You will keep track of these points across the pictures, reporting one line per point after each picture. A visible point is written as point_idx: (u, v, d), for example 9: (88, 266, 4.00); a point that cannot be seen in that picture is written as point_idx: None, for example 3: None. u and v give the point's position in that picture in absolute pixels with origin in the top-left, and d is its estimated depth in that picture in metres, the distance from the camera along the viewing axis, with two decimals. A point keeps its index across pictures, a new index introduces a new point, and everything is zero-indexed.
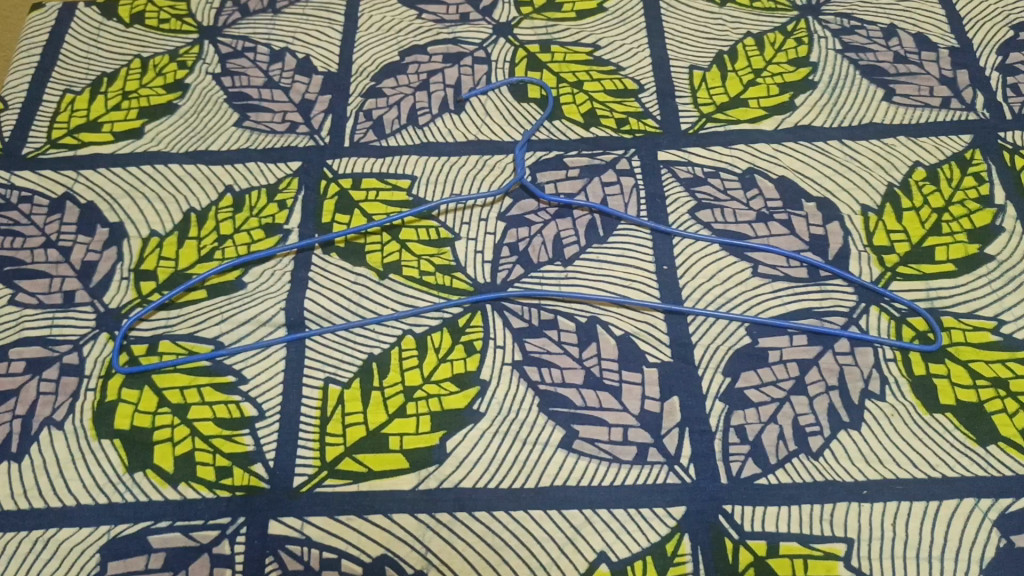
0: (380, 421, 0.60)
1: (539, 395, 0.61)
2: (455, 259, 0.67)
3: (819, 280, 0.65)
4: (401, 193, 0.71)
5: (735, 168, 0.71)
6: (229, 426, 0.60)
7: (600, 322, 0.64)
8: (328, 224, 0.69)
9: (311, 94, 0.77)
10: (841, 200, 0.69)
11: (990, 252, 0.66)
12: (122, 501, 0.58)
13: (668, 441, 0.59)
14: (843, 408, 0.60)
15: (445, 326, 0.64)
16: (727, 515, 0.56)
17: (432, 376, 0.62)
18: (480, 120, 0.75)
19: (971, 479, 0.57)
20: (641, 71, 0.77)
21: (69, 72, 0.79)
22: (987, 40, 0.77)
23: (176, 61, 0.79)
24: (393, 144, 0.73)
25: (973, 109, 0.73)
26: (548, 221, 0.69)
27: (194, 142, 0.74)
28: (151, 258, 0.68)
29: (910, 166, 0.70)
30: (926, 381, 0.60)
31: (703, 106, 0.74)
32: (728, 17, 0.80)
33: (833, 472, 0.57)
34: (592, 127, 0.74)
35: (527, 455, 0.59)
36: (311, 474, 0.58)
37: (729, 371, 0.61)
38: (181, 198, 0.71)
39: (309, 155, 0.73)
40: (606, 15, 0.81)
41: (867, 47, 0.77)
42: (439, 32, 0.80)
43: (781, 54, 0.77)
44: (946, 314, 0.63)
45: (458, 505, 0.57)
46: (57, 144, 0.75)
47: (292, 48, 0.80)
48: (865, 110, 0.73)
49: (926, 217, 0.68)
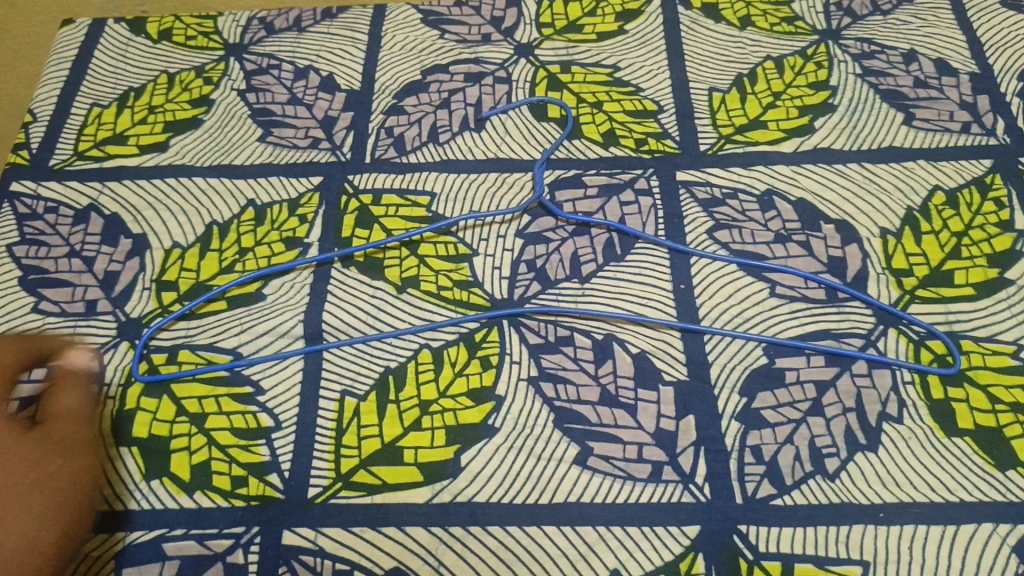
0: (396, 434, 0.60)
1: (554, 411, 0.61)
2: (472, 274, 0.68)
3: (837, 301, 0.65)
4: (420, 209, 0.71)
5: (754, 189, 0.71)
6: (245, 436, 0.61)
7: (616, 339, 0.64)
8: (348, 238, 0.70)
9: (334, 111, 0.78)
10: (859, 223, 0.69)
11: (1010, 277, 0.65)
12: (137, 509, 0.58)
13: (683, 460, 0.59)
14: (860, 430, 0.59)
15: (462, 340, 0.64)
16: (742, 535, 0.56)
17: (447, 391, 0.62)
18: (500, 138, 0.75)
19: (989, 504, 0.56)
20: (659, 93, 0.77)
21: (97, 87, 0.81)
22: (1008, 66, 0.77)
23: (202, 77, 0.81)
24: (414, 160, 0.74)
25: (993, 135, 0.73)
26: (566, 239, 0.69)
27: (218, 156, 0.75)
28: (172, 269, 0.69)
29: (929, 190, 0.70)
30: (944, 405, 0.60)
31: (722, 128, 0.75)
32: (748, 41, 0.81)
33: (850, 493, 0.57)
34: (611, 146, 0.74)
35: (541, 470, 0.59)
36: (326, 486, 0.58)
37: (745, 392, 0.61)
38: (204, 211, 0.72)
39: (331, 170, 0.74)
40: (626, 37, 0.82)
41: (887, 72, 0.77)
42: (461, 52, 0.82)
43: (801, 78, 0.78)
44: (964, 337, 0.63)
45: (471, 519, 0.57)
46: (83, 156, 0.76)
47: (316, 65, 0.81)
48: (885, 134, 0.73)
49: (945, 240, 0.67)
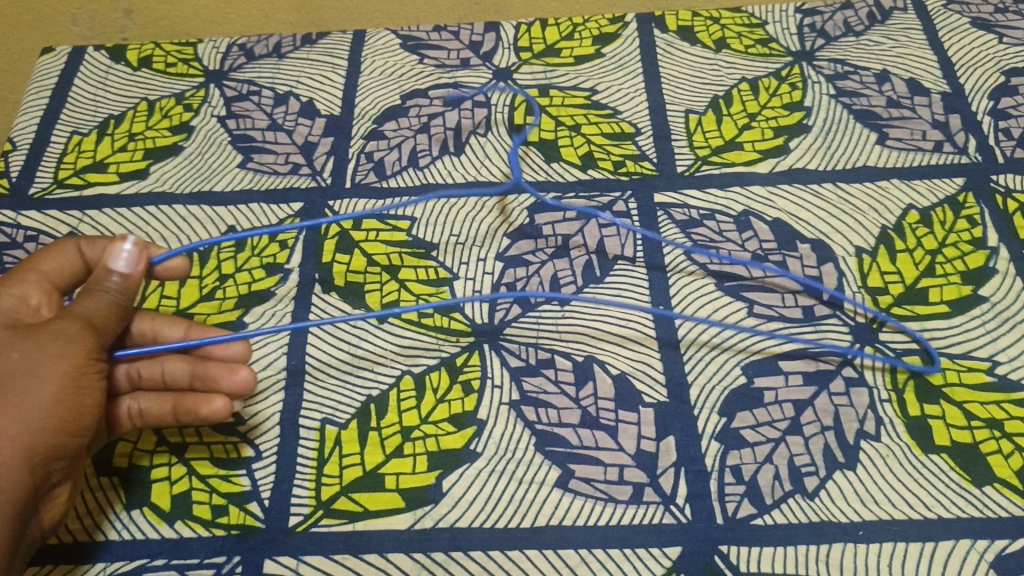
0: (377, 461, 0.60)
1: (536, 434, 0.61)
2: (453, 299, 0.68)
3: (813, 320, 0.65)
4: (400, 234, 0.72)
5: (730, 210, 0.72)
6: (226, 466, 0.61)
7: (596, 361, 0.64)
8: (328, 264, 0.70)
9: (314, 136, 0.78)
10: (835, 242, 0.69)
11: (984, 294, 0.66)
12: (90, 540, 0.58)
13: (663, 481, 0.59)
14: (838, 448, 0.60)
15: (443, 365, 0.64)
16: (723, 556, 0.56)
17: (429, 417, 0.62)
18: (479, 162, 0.76)
19: (967, 521, 0.57)
20: (637, 115, 0.78)
21: (77, 114, 0.81)
22: (978, 85, 0.79)
23: (181, 104, 0.81)
24: (394, 185, 0.75)
25: (965, 153, 0.74)
26: (546, 261, 0.70)
27: (198, 183, 0.75)
28: (153, 297, 0.69)
29: (904, 209, 0.71)
30: (921, 423, 0.61)
31: (699, 149, 0.76)
32: (723, 63, 0.82)
33: (829, 512, 0.57)
34: (589, 169, 0.75)
35: (523, 494, 0.59)
36: (307, 514, 0.58)
37: (724, 412, 0.62)
38: (184, 238, 0.72)
39: (311, 196, 0.74)
40: (603, 60, 0.83)
41: (860, 92, 0.79)
42: (440, 76, 0.82)
43: (776, 99, 0.79)
44: (940, 355, 0.63)
45: (453, 544, 0.57)
46: (63, 184, 0.76)
47: (296, 91, 0.82)
48: (859, 153, 0.74)
49: (919, 258, 0.68)
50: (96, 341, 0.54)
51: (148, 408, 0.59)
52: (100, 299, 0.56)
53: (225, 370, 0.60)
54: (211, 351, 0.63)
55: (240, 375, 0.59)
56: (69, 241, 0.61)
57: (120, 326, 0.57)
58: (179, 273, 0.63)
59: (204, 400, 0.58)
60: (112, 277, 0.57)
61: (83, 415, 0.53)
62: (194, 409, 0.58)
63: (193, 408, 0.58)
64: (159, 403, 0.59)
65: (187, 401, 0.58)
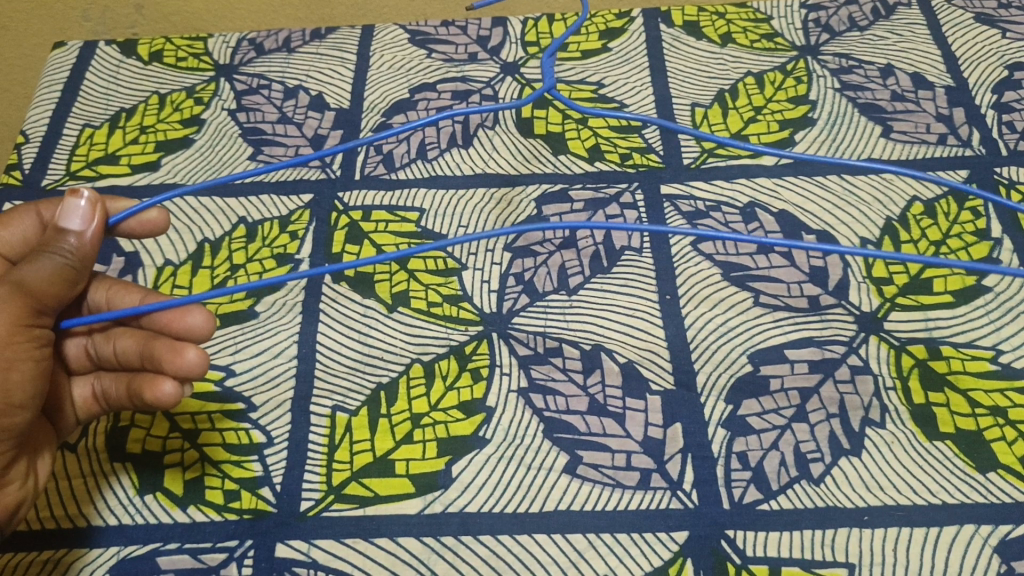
0: (387, 447, 0.61)
1: (544, 421, 0.62)
2: (461, 288, 0.69)
3: (818, 309, 0.66)
4: (409, 225, 0.72)
5: (736, 202, 0.72)
6: (238, 452, 0.61)
7: (603, 349, 0.65)
8: (338, 254, 0.71)
9: (324, 129, 0.79)
10: (840, 233, 0.70)
11: (988, 284, 0.67)
12: (103, 524, 0.58)
13: (670, 467, 0.60)
14: (844, 435, 0.60)
15: (452, 352, 0.65)
16: (729, 540, 0.57)
17: (439, 404, 0.63)
18: (487, 154, 0.77)
19: (971, 506, 0.57)
20: (644, 109, 0.79)
21: (89, 108, 0.82)
22: (982, 79, 0.79)
23: (192, 97, 0.82)
24: (403, 177, 0.75)
25: (969, 146, 0.75)
26: (553, 252, 0.70)
27: (209, 174, 0.76)
28: (165, 286, 0.69)
29: (908, 201, 0.72)
30: (926, 410, 0.61)
31: (705, 142, 0.76)
32: (729, 57, 0.83)
33: (834, 497, 0.58)
34: (596, 161, 0.75)
35: (531, 479, 0.60)
36: (318, 499, 0.59)
37: (730, 399, 0.62)
38: (196, 229, 0.73)
39: (320, 188, 0.75)
40: (610, 55, 0.84)
41: (865, 86, 0.79)
42: (448, 70, 0.83)
43: (781, 93, 0.79)
44: (944, 343, 0.64)
45: (463, 528, 0.58)
46: (75, 176, 0.77)
47: (305, 85, 0.82)
48: (864, 145, 0.75)
49: (924, 249, 0.69)
50: (23, 308, 0.53)
51: (109, 388, 0.61)
52: (43, 259, 0.54)
53: (171, 352, 0.58)
54: (171, 321, 0.61)
55: (186, 357, 0.58)
56: (29, 209, 0.63)
57: (70, 289, 0.56)
58: (151, 227, 0.63)
59: (151, 385, 0.58)
60: (66, 236, 0.55)
61: (9, 393, 0.53)
62: (139, 392, 0.58)
63: (139, 391, 0.59)
64: (116, 387, 0.61)
65: (135, 385, 0.59)
